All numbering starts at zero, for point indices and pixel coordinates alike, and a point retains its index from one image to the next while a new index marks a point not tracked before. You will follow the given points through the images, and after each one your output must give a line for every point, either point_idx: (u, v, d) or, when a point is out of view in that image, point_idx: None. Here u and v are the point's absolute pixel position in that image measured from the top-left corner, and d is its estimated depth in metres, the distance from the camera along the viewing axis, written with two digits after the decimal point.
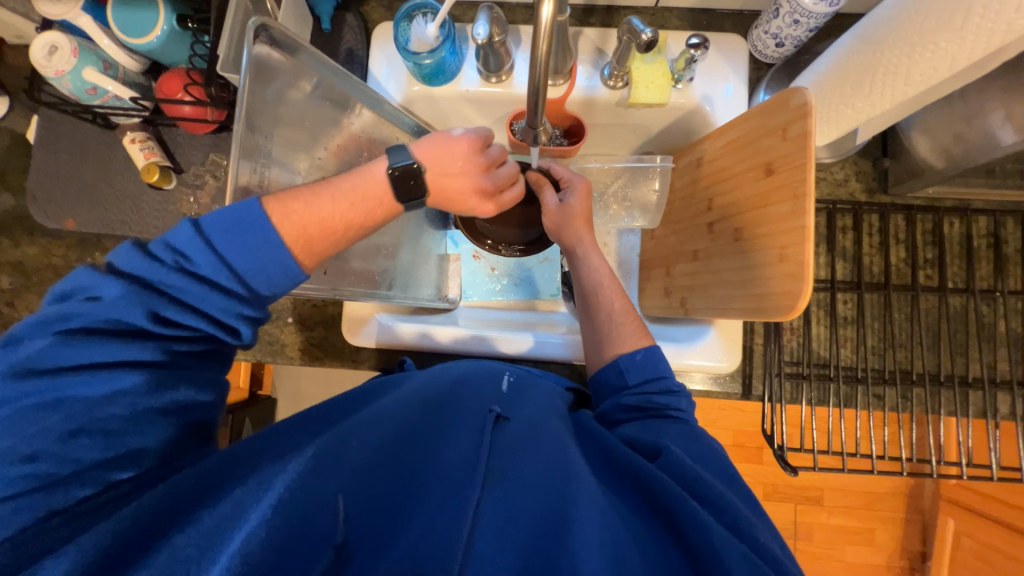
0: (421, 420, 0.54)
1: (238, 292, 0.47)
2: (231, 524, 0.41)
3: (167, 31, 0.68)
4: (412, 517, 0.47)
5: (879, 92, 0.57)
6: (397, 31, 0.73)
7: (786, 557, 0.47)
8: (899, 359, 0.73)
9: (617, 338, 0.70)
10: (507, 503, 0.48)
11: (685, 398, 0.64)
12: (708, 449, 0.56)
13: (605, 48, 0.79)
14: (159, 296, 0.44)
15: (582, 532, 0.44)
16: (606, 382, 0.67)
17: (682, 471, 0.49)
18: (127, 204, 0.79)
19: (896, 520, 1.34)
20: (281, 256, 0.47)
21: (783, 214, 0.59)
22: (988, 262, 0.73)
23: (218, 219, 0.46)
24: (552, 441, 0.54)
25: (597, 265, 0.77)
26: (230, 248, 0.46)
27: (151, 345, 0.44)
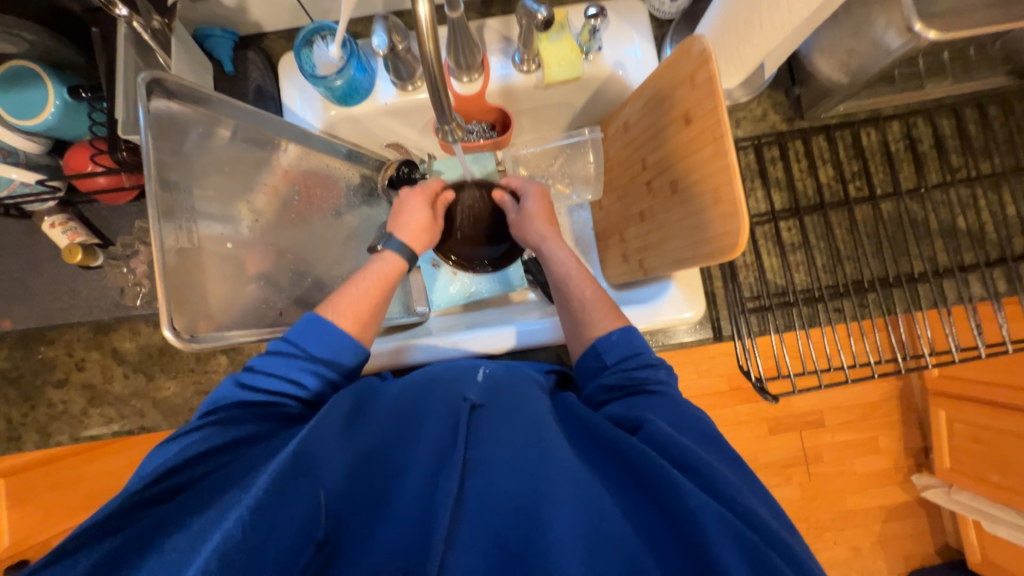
0: (397, 429, 0.53)
1: (318, 369, 0.58)
2: (214, 528, 0.42)
3: (60, 105, 0.65)
4: (394, 505, 0.48)
5: (770, 25, 0.60)
6: (299, 59, 0.72)
7: (776, 520, 0.46)
8: (850, 272, 0.77)
9: (589, 323, 0.65)
10: (485, 490, 0.47)
11: (665, 370, 0.60)
12: (692, 418, 0.53)
13: (510, 35, 0.79)
14: (249, 370, 0.56)
15: (558, 510, 0.44)
16: (586, 368, 0.63)
17: (661, 443, 0.48)
18: (64, 290, 0.76)
19: (896, 423, 1.40)
20: (348, 339, 0.60)
21: (708, 158, 0.61)
22: (909, 163, 0.77)
23: (294, 326, 0.59)
24: (526, 422, 0.51)
25: (563, 256, 0.74)
26: (298, 332, 0.58)
27: (233, 406, 0.53)
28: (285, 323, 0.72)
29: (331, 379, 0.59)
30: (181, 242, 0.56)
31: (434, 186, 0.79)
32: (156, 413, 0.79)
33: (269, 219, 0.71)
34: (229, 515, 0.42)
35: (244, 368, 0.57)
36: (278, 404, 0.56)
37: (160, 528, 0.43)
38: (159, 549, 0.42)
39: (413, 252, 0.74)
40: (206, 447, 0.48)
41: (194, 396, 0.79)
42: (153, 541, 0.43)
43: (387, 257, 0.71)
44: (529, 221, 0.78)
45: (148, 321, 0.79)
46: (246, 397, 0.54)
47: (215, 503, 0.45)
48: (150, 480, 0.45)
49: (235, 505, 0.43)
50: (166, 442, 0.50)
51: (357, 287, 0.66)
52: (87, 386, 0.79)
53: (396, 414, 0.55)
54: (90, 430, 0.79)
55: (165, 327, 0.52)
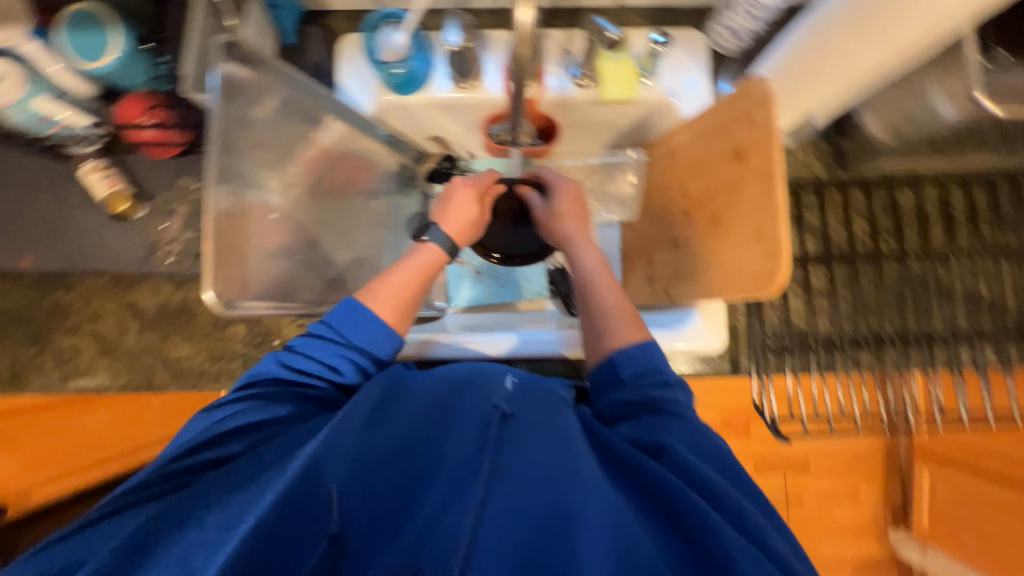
0: (420, 429, 0.51)
1: (354, 356, 0.57)
2: (241, 513, 0.42)
3: (126, 52, 0.65)
4: (417, 506, 0.47)
5: (829, 75, 0.63)
6: (366, 41, 0.74)
7: (797, 560, 0.46)
8: (871, 324, 0.78)
9: (608, 330, 0.63)
10: (512, 501, 0.45)
11: (683, 390, 0.57)
12: (713, 445, 0.51)
13: (572, 49, 0.81)
14: (289, 350, 0.57)
15: (588, 532, 0.41)
16: (599, 378, 0.60)
17: (688, 472, 0.47)
18: (91, 235, 0.76)
19: (877, 477, 1.40)
20: (385, 329, 0.59)
21: (755, 195, 0.62)
22: (940, 227, 0.79)
23: (334, 310, 0.59)
24: (556, 438, 0.49)
25: (589, 258, 0.71)
26: (338, 317, 0.58)
27: (274, 382, 0.54)
28: (316, 297, 0.74)
29: (364, 369, 0.58)
30: (230, 205, 0.56)
31: (487, 180, 0.78)
32: (164, 373, 0.77)
33: (301, 191, 0.70)
34: (261, 497, 0.43)
35: (286, 348, 0.57)
36: (309, 385, 0.55)
37: (197, 502, 0.44)
38: (197, 522, 0.43)
39: (456, 245, 0.73)
40: (242, 423, 0.50)
41: (206, 360, 0.78)
42: (189, 515, 0.43)
43: (429, 248, 0.70)
44: (556, 219, 0.76)
45: (170, 280, 0.78)
46: (285, 377, 0.55)
47: (241, 489, 0.45)
48: (187, 450, 0.47)
49: (262, 489, 0.44)
50: (202, 413, 0.51)
51: (398, 275, 0.65)
52: (98, 337, 0.77)
53: (420, 410, 0.52)
54: (93, 380, 0.77)
55: (207, 287, 0.52)
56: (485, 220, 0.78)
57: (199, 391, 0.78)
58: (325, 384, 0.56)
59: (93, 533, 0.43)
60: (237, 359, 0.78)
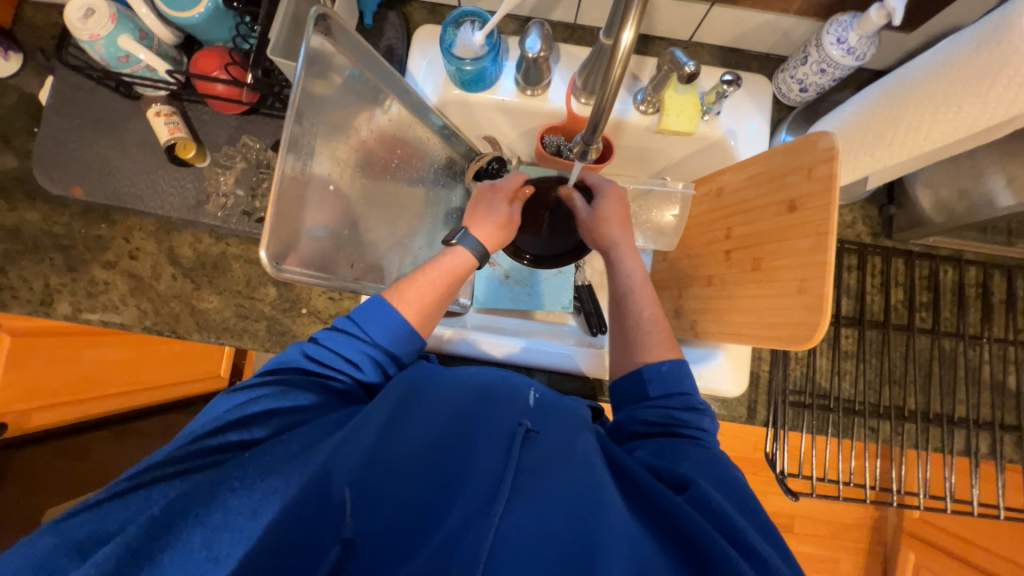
0: (441, 437, 0.50)
1: (373, 352, 0.56)
2: (261, 503, 0.41)
3: (211, 9, 0.67)
4: (438, 523, 0.44)
5: (899, 144, 0.62)
6: (444, 34, 0.74)
7: None
8: (894, 396, 0.77)
9: (642, 346, 0.65)
10: (532, 525, 0.44)
11: (708, 418, 0.59)
12: (732, 480, 0.51)
13: (640, 75, 0.82)
14: (312, 341, 0.56)
15: (612, 563, 0.39)
16: (626, 390, 0.63)
17: (709, 509, 0.45)
18: (144, 177, 0.77)
19: (861, 549, 1.41)
20: (407, 329, 0.58)
21: (805, 248, 0.63)
22: (977, 310, 0.79)
23: (362, 306, 0.58)
24: (577, 464, 0.48)
25: (632, 269, 0.73)
26: (361, 313, 0.57)
27: (297, 371, 0.54)
28: (354, 275, 0.74)
29: (385, 367, 0.57)
30: (296, 170, 0.58)
31: (513, 184, 0.75)
32: (189, 322, 0.78)
33: (352, 168, 0.71)
34: (280, 492, 0.42)
35: (311, 339, 0.57)
36: (330, 377, 0.55)
37: (222, 481, 0.42)
38: (221, 506, 0.40)
39: (485, 250, 0.70)
40: (269, 406, 0.49)
41: (233, 317, 0.78)
42: (215, 495, 0.41)
43: (458, 250, 0.67)
44: (602, 223, 0.76)
45: (212, 232, 0.79)
46: (307, 368, 0.54)
47: (266, 476, 0.43)
48: (213, 429, 0.46)
49: (284, 478, 0.43)
50: (226, 394, 0.50)
51: (425, 276, 0.63)
52: (133, 277, 0.78)
53: (443, 417, 0.52)
54: (120, 318, 0.78)
55: (263, 248, 0.53)
56: (516, 224, 0.75)
57: (221, 346, 0.78)
58: (349, 377, 0.56)
59: (119, 506, 0.41)
60: (263, 321, 0.78)
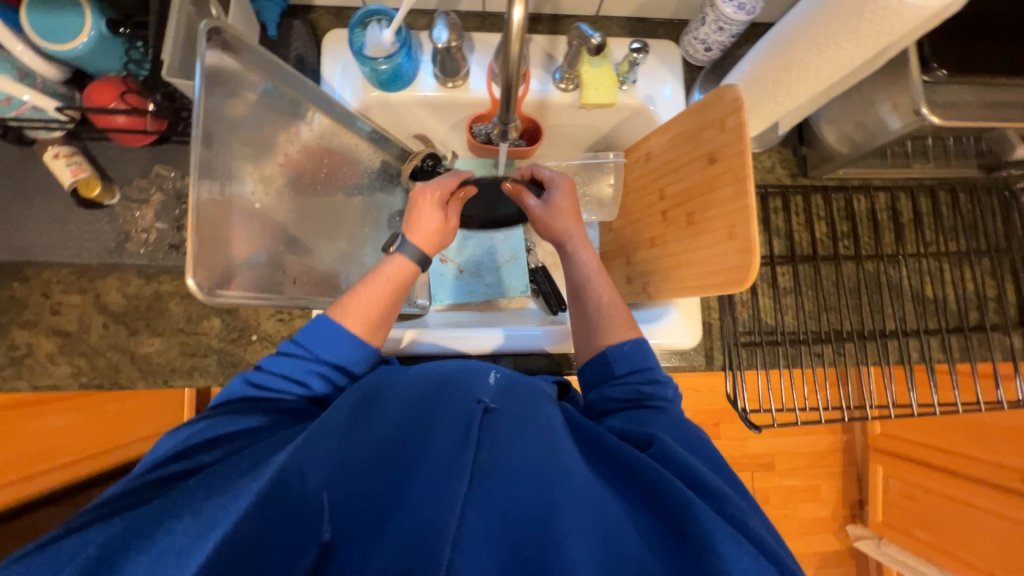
0: (404, 426, 0.50)
1: (323, 369, 0.56)
2: (214, 519, 0.38)
3: (95, 36, 0.63)
4: (404, 506, 0.44)
5: (795, 88, 0.68)
6: (352, 37, 0.73)
7: (786, 556, 0.44)
8: (832, 321, 0.84)
9: (604, 330, 0.66)
10: (500, 492, 0.44)
11: (672, 389, 0.61)
12: (696, 438, 0.53)
13: (554, 54, 0.84)
14: (255, 369, 0.55)
15: (573, 517, 0.42)
16: (594, 373, 0.64)
17: (674, 461, 0.47)
18: (51, 227, 0.71)
19: (835, 473, 1.51)
20: (354, 341, 0.57)
21: (728, 196, 0.66)
22: (890, 231, 0.86)
23: (306, 327, 0.57)
24: (539, 429, 0.49)
25: (587, 259, 0.73)
26: (304, 334, 0.56)
27: (244, 400, 0.53)
28: (298, 291, 0.72)
29: (336, 382, 0.57)
30: (214, 195, 0.55)
31: (448, 185, 0.72)
32: (131, 369, 0.74)
33: (284, 186, 0.69)
34: (235, 504, 0.39)
35: (253, 368, 0.55)
36: (281, 400, 0.53)
37: (165, 511, 0.39)
38: (167, 530, 0.37)
39: (426, 254, 0.68)
40: (216, 433, 0.47)
41: (179, 357, 0.75)
42: (159, 524, 0.38)
43: (396, 258, 0.66)
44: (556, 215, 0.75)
45: (140, 272, 0.75)
46: (252, 395, 0.53)
47: (219, 492, 0.40)
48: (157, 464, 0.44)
49: (240, 491, 0.40)
50: (168, 433, 0.48)
51: (366, 288, 0.61)
52: (59, 332, 0.73)
53: (405, 408, 0.53)
54: (52, 379, 0.73)
55: (190, 275, 0.50)
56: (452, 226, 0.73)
57: (171, 389, 0.75)
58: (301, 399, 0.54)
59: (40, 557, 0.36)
60: (212, 355, 0.75)
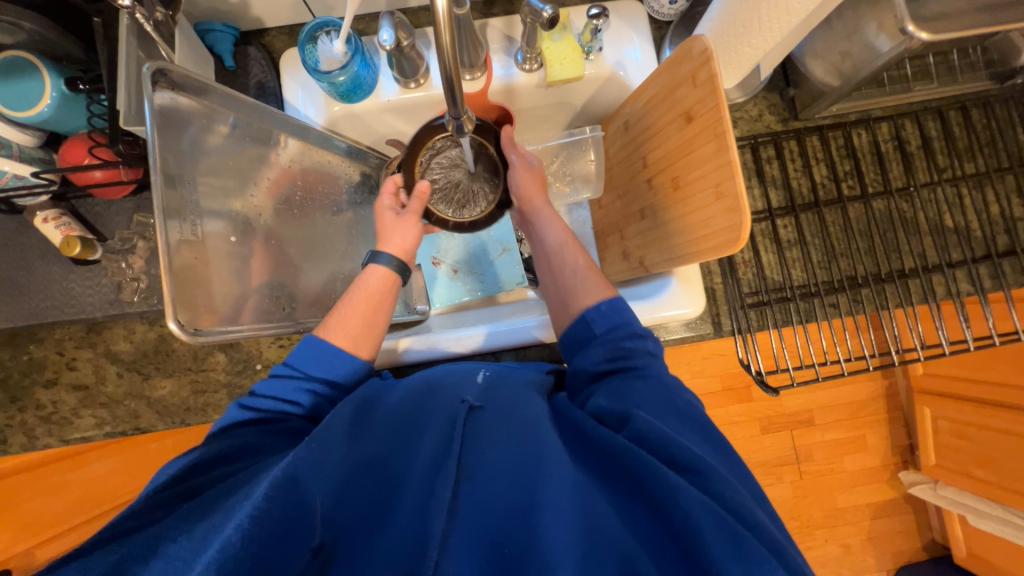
0: (393, 436, 0.51)
1: (313, 386, 0.59)
2: (210, 535, 0.39)
3: (58, 97, 0.65)
4: (392, 514, 0.45)
5: (768, 27, 0.62)
6: (303, 54, 0.72)
7: (767, 516, 0.45)
8: (844, 268, 0.79)
9: (578, 291, 0.67)
10: (483, 495, 0.44)
11: (653, 342, 0.60)
12: (682, 402, 0.52)
13: (513, 35, 0.81)
14: (251, 394, 0.58)
15: (554, 512, 0.41)
16: (574, 337, 0.63)
17: (654, 440, 0.45)
18: (54, 288, 0.73)
19: (880, 420, 1.46)
20: (340, 353, 0.60)
21: (709, 155, 0.62)
22: (898, 164, 0.80)
23: (296, 349, 0.61)
24: (523, 421, 0.49)
25: (553, 231, 0.75)
26: (296, 355, 0.60)
27: (242, 423, 0.55)
28: (289, 317, 0.71)
29: (326, 395, 0.59)
30: (185, 235, 0.56)
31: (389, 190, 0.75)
32: (150, 413, 0.77)
33: (268, 214, 0.70)
34: (228, 523, 0.39)
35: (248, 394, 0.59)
36: (280, 420, 0.57)
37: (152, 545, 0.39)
38: (162, 555, 0.39)
39: (405, 263, 0.70)
40: (217, 454, 0.50)
41: (192, 396, 0.77)
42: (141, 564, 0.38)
43: (374, 269, 0.68)
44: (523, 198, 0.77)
45: (143, 319, 0.77)
46: (249, 419, 0.56)
47: (214, 512, 0.42)
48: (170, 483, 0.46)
49: (230, 513, 0.40)
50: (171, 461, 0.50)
51: (346, 305, 0.64)
52: (79, 386, 0.77)
53: (394, 420, 0.53)
54: (80, 432, 0.76)
55: (169, 318, 0.51)
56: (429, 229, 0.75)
57: (189, 427, 0.78)
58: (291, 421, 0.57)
59: None
60: (222, 389, 0.78)
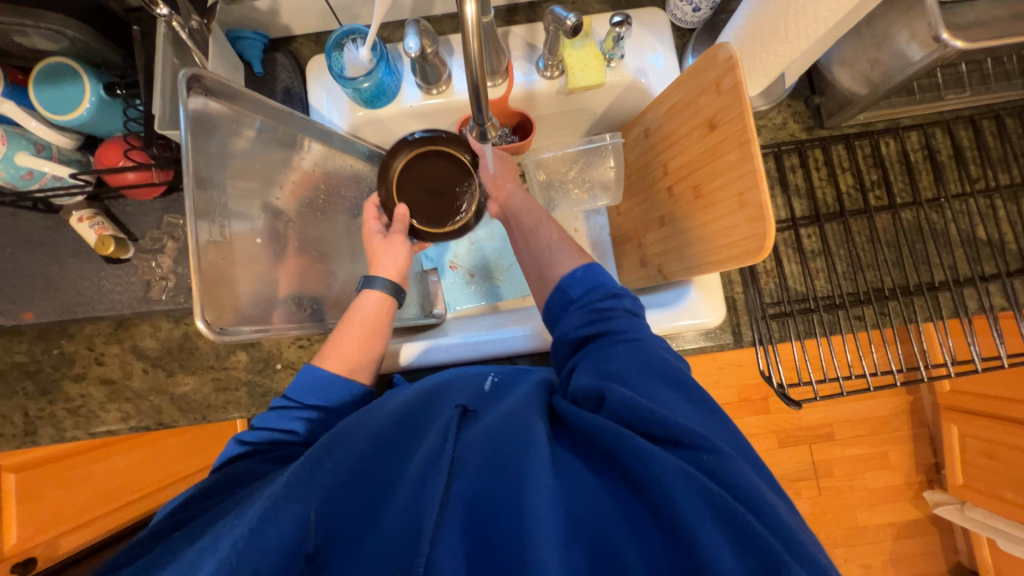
0: (388, 436, 0.50)
1: (307, 414, 0.60)
2: (208, 550, 0.41)
3: (96, 101, 0.67)
4: (383, 514, 0.44)
5: (795, 36, 0.61)
6: (330, 61, 0.74)
7: (769, 489, 0.44)
8: (871, 280, 0.77)
9: (553, 260, 0.67)
10: (473, 491, 0.43)
11: (631, 300, 0.60)
12: (661, 360, 0.53)
13: (535, 42, 0.81)
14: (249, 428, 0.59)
15: (537, 500, 0.41)
16: (551, 304, 0.64)
17: (643, 419, 0.45)
18: (86, 285, 0.76)
19: (904, 437, 1.41)
20: (334, 380, 0.62)
21: (733, 162, 0.61)
22: (927, 173, 0.78)
23: (294, 381, 0.62)
24: (514, 420, 0.49)
25: (525, 207, 0.76)
26: (292, 389, 0.62)
27: (241, 452, 0.56)
28: (310, 318, 0.72)
29: (323, 420, 0.60)
30: (213, 236, 0.57)
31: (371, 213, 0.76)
32: (172, 409, 0.79)
33: (292, 217, 0.72)
34: (224, 537, 0.42)
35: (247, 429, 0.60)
36: (282, 443, 0.57)
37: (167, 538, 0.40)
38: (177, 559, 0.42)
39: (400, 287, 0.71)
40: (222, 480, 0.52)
41: (213, 393, 0.79)
42: None
43: (367, 294, 0.68)
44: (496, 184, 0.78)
45: (169, 317, 0.79)
46: (245, 451, 0.56)
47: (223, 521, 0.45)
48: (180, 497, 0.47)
49: (226, 530, 0.43)
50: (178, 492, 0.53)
51: (342, 332, 0.66)
52: (106, 381, 0.79)
53: (391, 421, 0.52)
54: (106, 425, 0.78)
55: (197, 317, 0.53)
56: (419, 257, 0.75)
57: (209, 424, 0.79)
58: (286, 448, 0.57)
59: None
60: (242, 387, 0.79)
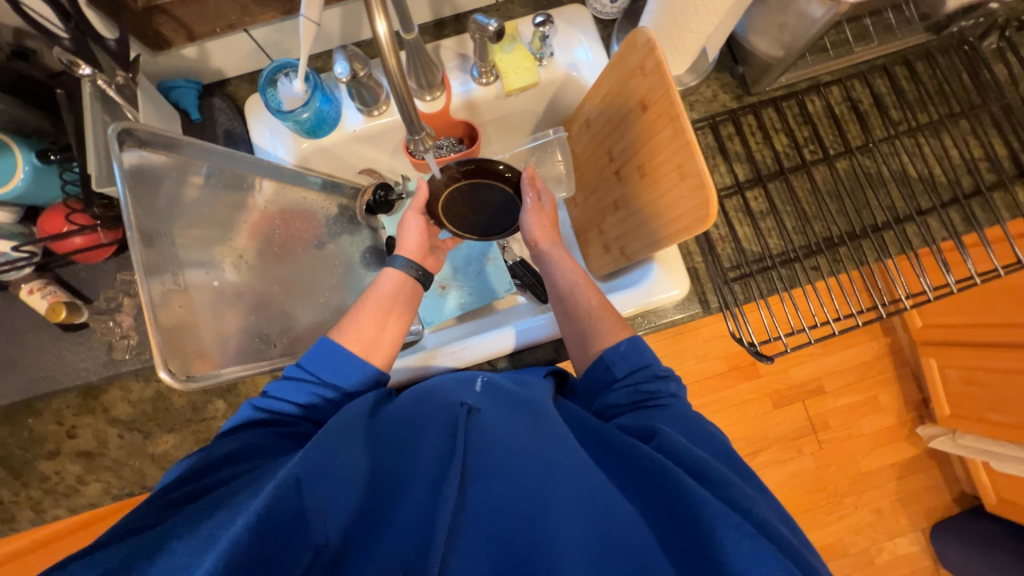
0: (396, 443, 0.52)
1: (322, 390, 0.59)
2: (213, 538, 0.39)
3: (30, 170, 0.66)
4: (396, 516, 0.46)
5: (705, 9, 0.65)
6: (265, 96, 0.75)
7: (795, 536, 0.44)
8: (819, 231, 0.81)
9: (595, 333, 0.65)
10: (488, 495, 0.46)
11: (675, 383, 0.59)
12: (707, 433, 0.53)
13: (466, 52, 0.83)
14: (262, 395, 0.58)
15: (562, 512, 0.44)
16: (593, 377, 0.62)
17: (675, 453, 0.47)
18: (46, 358, 0.74)
19: (889, 378, 1.45)
20: (353, 360, 0.60)
21: (668, 138, 0.64)
22: (855, 124, 0.83)
23: (309, 352, 0.60)
24: (527, 423, 0.51)
25: (567, 268, 0.73)
26: (310, 360, 0.60)
27: (246, 426, 0.56)
28: (282, 354, 0.72)
29: (334, 402, 0.59)
30: (168, 286, 0.57)
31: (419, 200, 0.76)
32: (155, 469, 0.77)
33: (253, 258, 0.71)
34: (235, 521, 0.40)
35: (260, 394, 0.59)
36: (292, 424, 0.57)
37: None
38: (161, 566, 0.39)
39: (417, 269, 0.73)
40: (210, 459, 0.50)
41: (195, 446, 0.77)
42: None
43: (388, 273, 0.71)
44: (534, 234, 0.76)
45: (138, 376, 0.77)
46: (258, 420, 0.56)
47: (219, 512, 0.43)
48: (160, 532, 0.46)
49: (235, 513, 0.41)
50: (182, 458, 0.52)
51: (360, 311, 0.66)
52: (80, 453, 0.76)
53: (399, 428, 0.53)
54: (87, 498, 0.76)
55: (160, 368, 0.52)
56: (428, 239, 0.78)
57: None
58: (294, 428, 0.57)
59: None
60: None
